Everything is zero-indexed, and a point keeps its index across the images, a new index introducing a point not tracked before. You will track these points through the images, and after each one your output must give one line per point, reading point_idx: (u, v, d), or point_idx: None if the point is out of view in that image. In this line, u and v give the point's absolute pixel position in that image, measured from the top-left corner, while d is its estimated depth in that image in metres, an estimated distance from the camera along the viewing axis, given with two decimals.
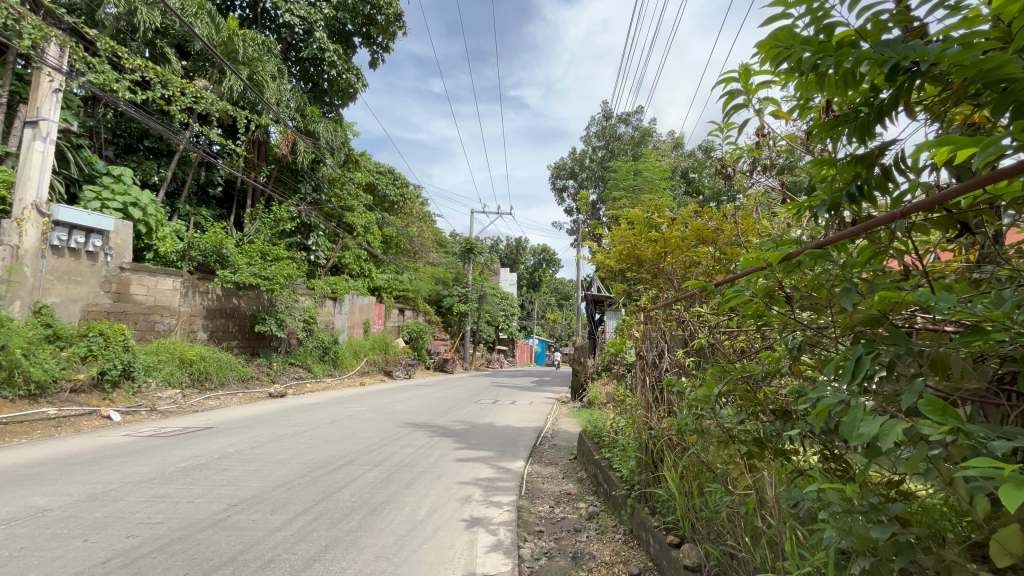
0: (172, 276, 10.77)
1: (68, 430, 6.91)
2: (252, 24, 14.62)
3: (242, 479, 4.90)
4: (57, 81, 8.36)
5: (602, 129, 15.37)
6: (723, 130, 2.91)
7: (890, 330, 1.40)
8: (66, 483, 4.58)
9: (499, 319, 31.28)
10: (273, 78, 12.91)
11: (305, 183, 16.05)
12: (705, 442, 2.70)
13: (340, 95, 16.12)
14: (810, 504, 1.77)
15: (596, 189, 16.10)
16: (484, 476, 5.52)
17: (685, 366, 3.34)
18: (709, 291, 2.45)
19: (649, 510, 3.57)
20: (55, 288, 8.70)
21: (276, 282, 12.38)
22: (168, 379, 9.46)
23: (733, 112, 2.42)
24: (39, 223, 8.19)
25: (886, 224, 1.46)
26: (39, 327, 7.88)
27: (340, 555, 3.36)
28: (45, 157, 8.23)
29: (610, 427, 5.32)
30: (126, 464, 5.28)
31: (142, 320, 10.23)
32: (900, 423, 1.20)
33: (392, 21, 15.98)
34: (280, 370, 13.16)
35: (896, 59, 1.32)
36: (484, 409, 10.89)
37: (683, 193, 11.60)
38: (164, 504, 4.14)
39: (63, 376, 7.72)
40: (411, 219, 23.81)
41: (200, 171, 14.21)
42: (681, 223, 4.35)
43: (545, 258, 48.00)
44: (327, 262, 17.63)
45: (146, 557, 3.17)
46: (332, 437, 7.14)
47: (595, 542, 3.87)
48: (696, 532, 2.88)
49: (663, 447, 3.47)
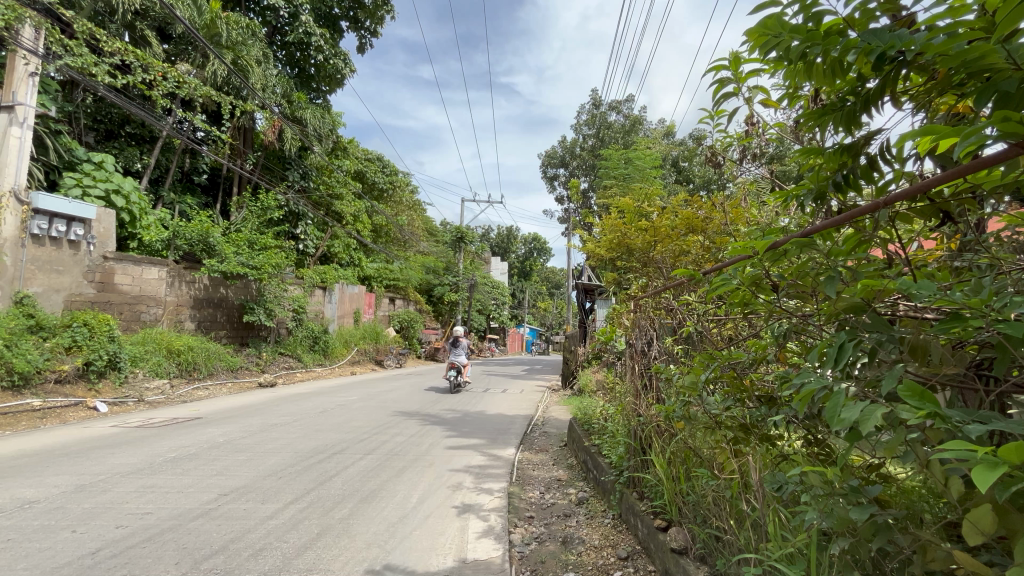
0: (157, 265, 10.62)
1: (53, 422, 6.82)
2: (235, 6, 14.09)
3: (232, 469, 4.88)
4: (32, 64, 8.15)
5: (592, 117, 15.32)
6: (713, 118, 2.90)
7: (872, 317, 1.42)
8: (52, 475, 4.52)
9: (490, 308, 31.35)
10: (258, 62, 12.69)
11: (293, 171, 15.89)
12: (692, 428, 2.75)
13: (327, 80, 15.93)
14: (793, 487, 1.82)
15: (587, 177, 16.12)
16: (475, 463, 5.57)
17: (673, 354, 3.39)
18: (698, 281, 2.47)
19: (637, 495, 3.62)
20: (37, 278, 8.49)
21: (264, 271, 12.23)
22: (155, 369, 9.41)
23: (722, 100, 2.43)
24: (18, 210, 8.02)
25: (870, 213, 1.47)
26: (21, 318, 7.69)
27: (332, 542, 3.38)
28: (23, 142, 8.08)
29: (600, 414, 5.39)
30: (114, 454, 5.25)
31: (127, 310, 10.12)
32: (879, 409, 1.22)
33: (380, 5, 15.69)
34: (269, 361, 13.07)
35: (882, 48, 1.33)
36: (475, 397, 10.93)
37: (673, 181, 11.70)
38: (154, 494, 4.13)
39: (47, 367, 7.58)
40: (400, 208, 23.63)
41: (184, 159, 14.02)
42: (671, 211, 4.41)
43: (537, 248, 47.61)
44: (315, 251, 17.48)
45: (136, 547, 3.17)
46: (323, 425, 7.16)
47: (583, 527, 3.93)
48: (683, 515, 2.93)
49: (651, 432, 3.50)
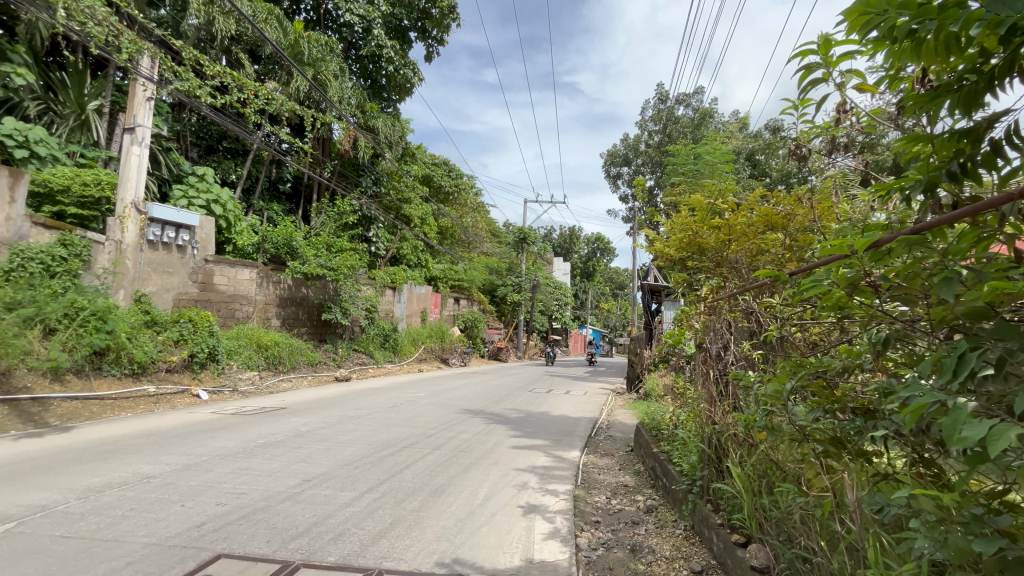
0: (248, 267, 11.60)
1: (164, 406, 7.69)
2: (315, 26, 15.31)
3: (314, 456, 5.25)
4: (150, 90, 8.94)
5: (659, 113, 14.82)
6: (798, 107, 2.71)
7: (998, 323, 1.26)
8: (165, 454, 5.09)
9: (552, 308, 31.35)
10: (335, 77, 13.49)
11: (366, 177, 16.76)
12: (775, 439, 2.56)
13: (397, 90, 16.61)
14: (898, 511, 1.65)
15: (652, 174, 15.63)
16: (540, 464, 5.57)
17: (752, 359, 3.22)
18: (782, 281, 2.30)
19: (711, 507, 3.45)
20: (152, 279, 9.65)
21: (341, 272, 13.01)
22: (246, 362, 10.32)
23: (809, 87, 2.27)
24: (138, 220, 8.95)
25: (996, 206, 1.29)
26: (140, 314, 8.76)
27: (405, 533, 3.52)
28: (141, 160, 8.97)
29: (669, 420, 5.19)
30: (214, 438, 5.81)
31: (224, 308, 11.18)
32: (1013, 429, 1.07)
33: (446, 14, 16.10)
34: (345, 356, 13.94)
35: (1014, 19, 1.17)
36: (539, 397, 10.98)
37: (747, 176, 11.08)
38: (247, 475, 4.53)
39: (160, 358, 8.57)
40: (465, 210, 24.20)
41: (271, 169, 15.26)
42: (748, 208, 4.18)
43: (599, 248, 47.26)
44: (386, 253, 18.34)
45: (234, 523, 3.49)
46: (394, 420, 7.49)
47: (653, 536, 3.81)
48: (764, 532, 2.74)
49: (728, 441, 3.31)
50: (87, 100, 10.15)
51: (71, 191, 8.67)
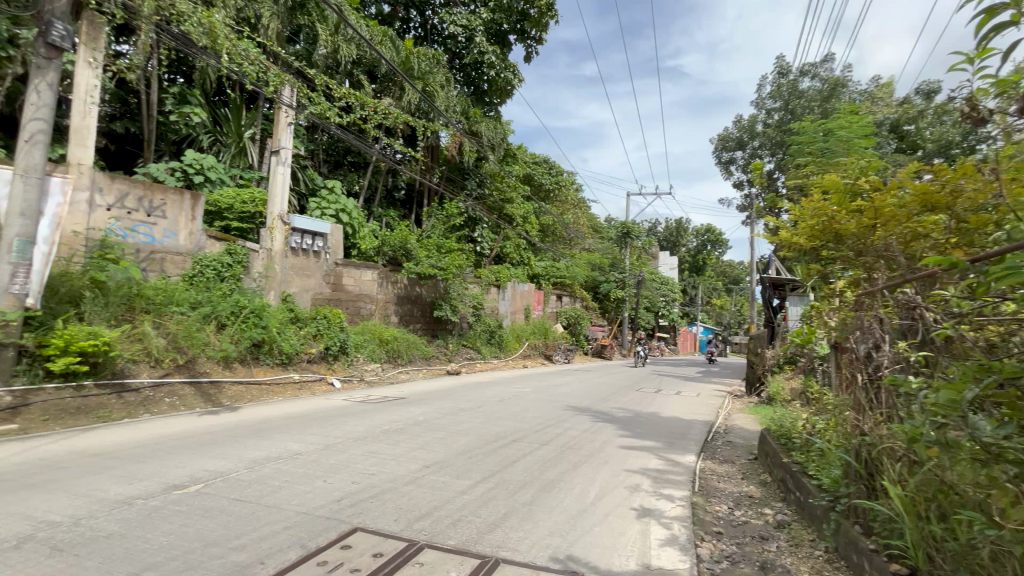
0: (370, 269, 12.75)
1: (306, 393, 8.77)
2: (424, 41, 16.47)
3: (431, 444, 5.61)
4: (290, 115, 10.22)
5: (778, 88, 13.37)
6: (974, 61, 2.25)
7: None
8: (309, 434, 5.80)
9: (658, 305, 29.96)
10: (442, 87, 14.24)
11: (471, 180, 17.71)
12: (950, 457, 2.16)
13: (498, 94, 17.02)
14: None
15: (772, 157, 14.16)
16: (652, 466, 5.35)
17: (915, 362, 2.75)
18: (959, 270, 1.93)
19: (862, 530, 3.02)
20: (295, 281, 11.12)
21: (450, 272, 13.73)
22: (371, 355, 11.37)
23: (991, 35, 1.87)
24: (283, 230, 10.23)
25: None
26: (286, 311, 10.09)
27: (518, 525, 3.60)
28: (284, 177, 10.20)
29: (801, 428, 4.66)
30: (347, 423, 6.49)
31: (351, 306, 12.42)
32: None
33: (545, 12, 16.04)
34: (455, 351, 14.70)
35: None
36: (647, 397, 10.56)
37: (893, 150, 9.54)
38: (375, 458, 4.98)
39: (302, 350, 9.79)
40: (566, 207, 24.10)
41: (388, 179, 16.61)
42: (899, 186, 3.60)
43: (710, 240, 44.12)
44: (491, 252, 18.96)
45: (366, 500, 3.86)
46: (502, 414, 7.72)
47: (787, 555, 3.45)
48: (936, 565, 2.33)
49: (883, 455, 2.87)
50: (244, 130, 11.85)
51: (233, 208, 10.35)
